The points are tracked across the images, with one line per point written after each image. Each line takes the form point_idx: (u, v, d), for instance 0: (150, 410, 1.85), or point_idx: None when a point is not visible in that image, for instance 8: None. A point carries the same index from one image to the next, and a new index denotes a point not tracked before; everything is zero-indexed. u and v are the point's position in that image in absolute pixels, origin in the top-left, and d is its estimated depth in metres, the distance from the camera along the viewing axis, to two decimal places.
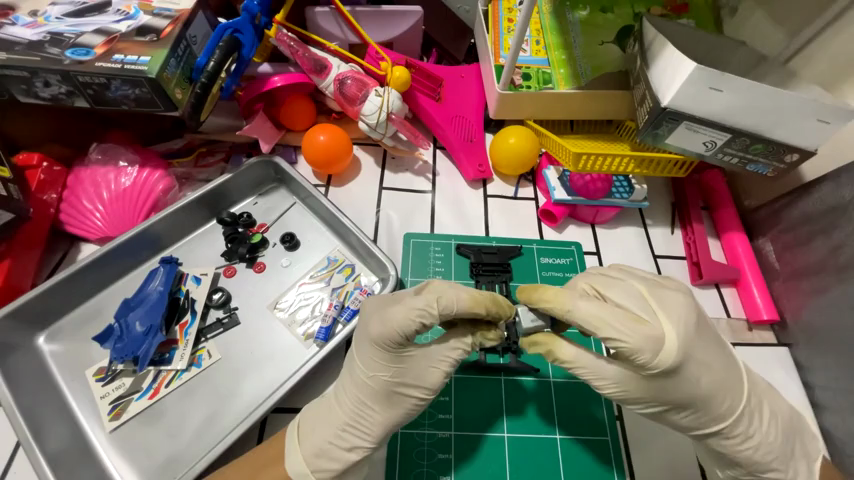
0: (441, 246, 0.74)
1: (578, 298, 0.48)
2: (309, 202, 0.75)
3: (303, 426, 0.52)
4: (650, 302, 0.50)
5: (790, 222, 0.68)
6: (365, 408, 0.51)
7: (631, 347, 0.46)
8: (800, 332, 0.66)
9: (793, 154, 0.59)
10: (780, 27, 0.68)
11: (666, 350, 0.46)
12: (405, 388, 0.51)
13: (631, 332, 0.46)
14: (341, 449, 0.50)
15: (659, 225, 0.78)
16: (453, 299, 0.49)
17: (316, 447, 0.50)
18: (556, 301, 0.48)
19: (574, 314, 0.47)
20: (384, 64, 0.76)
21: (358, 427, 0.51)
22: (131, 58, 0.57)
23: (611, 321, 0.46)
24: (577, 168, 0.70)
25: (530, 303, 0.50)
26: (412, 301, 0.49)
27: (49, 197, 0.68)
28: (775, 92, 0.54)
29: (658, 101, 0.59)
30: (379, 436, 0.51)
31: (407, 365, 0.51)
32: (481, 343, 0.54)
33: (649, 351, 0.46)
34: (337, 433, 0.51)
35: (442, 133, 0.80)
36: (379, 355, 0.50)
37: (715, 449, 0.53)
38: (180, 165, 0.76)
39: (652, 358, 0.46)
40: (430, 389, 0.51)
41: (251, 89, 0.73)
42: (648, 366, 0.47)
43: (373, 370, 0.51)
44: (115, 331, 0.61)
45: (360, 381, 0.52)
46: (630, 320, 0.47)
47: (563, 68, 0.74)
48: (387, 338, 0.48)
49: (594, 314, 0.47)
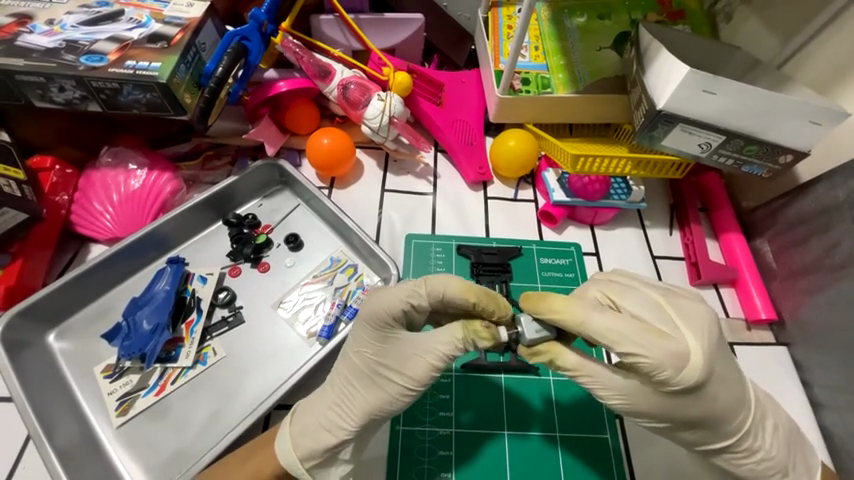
0: (442, 246, 0.76)
1: (593, 310, 0.46)
2: (313, 203, 0.77)
3: (295, 422, 0.52)
4: (667, 312, 0.49)
5: (786, 222, 0.69)
6: (349, 386, 0.51)
7: (652, 363, 0.45)
8: (798, 331, 0.67)
9: (787, 155, 0.61)
10: (773, 32, 0.70)
11: (689, 366, 0.45)
12: (386, 370, 0.50)
13: (653, 347, 0.45)
14: (324, 429, 0.50)
15: (657, 226, 0.79)
16: (443, 283, 0.50)
17: (304, 430, 0.51)
18: (568, 314, 0.46)
19: (591, 327, 0.46)
20: (387, 69, 0.78)
21: (341, 407, 0.51)
22: (143, 64, 0.59)
23: (630, 336, 0.45)
24: (575, 169, 0.73)
25: (535, 313, 0.47)
26: (403, 282, 0.52)
27: (61, 198, 0.70)
28: (768, 95, 0.56)
29: (653, 103, 0.61)
30: (357, 418, 0.50)
31: (392, 347, 0.51)
32: (473, 341, 0.50)
33: (671, 367, 0.45)
34: (323, 413, 0.51)
35: (443, 137, 0.82)
36: (365, 332, 0.51)
37: (719, 464, 0.53)
38: (187, 168, 0.77)
39: (674, 375, 0.45)
40: (412, 377, 0.50)
41: (257, 94, 0.76)
42: (669, 382, 0.46)
43: (359, 347, 0.52)
44: (123, 329, 0.63)
45: (348, 358, 0.53)
46: (650, 334, 0.46)
47: (561, 72, 0.76)
48: (372, 312, 0.50)
49: (614, 326, 0.45)
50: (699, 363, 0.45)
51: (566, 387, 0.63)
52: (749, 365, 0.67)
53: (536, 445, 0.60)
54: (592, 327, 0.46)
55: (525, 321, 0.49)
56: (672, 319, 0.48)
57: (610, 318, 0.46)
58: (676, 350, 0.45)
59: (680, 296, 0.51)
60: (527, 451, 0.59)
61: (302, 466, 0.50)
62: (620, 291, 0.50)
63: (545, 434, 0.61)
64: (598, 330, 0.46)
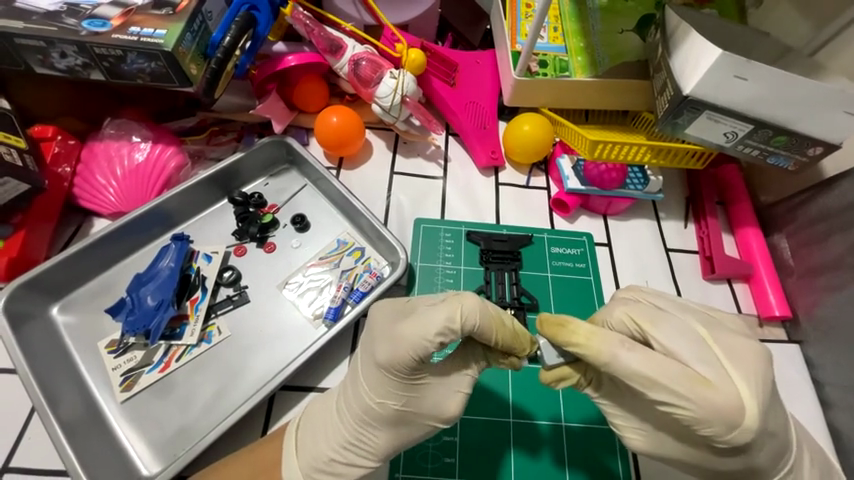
0: (451, 232, 0.74)
1: (623, 349, 0.44)
2: (320, 184, 0.75)
3: (301, 444, 0.52)
4: (712, 350, 0.46)
5: (808, 218, 0.67)
6: (369, 431, 0.50)
7: (694, 416, 0.43)
8: (812, 328, 0.65)
9: (817, 147, 0.58)
10: (806, 18, 0.66)
11: (742, 424, 0.43)
12: (416, 415, 0.50)
13: (695, 399, 0.43)
14: (341, 466, 0.50)
15: (672, 218, 0.77)
16: (473, 316, 0.47)
17: (313, 464, 0.50)
18: (593, 351, 0.45)
19: (621, 367, 0.44)
20: (400, 46, 0.75)
21: (359, 449, 0.51)
22: (147, 30, 0.57)
23: (667, 382, 0.43)
24: (593, 156, 0.70)
25: (555, 342, 0.47)
26: (431, 322, 0.46)
27: (63, 170, 0.68)
28: (803, 83, 0.53)
29: (679, 89, 0.58)
30: (382, 456, 0.51)
31: (422, 390, 0.50)
32: (492, 364, 0.53)
33: (719, 425, 0.43)
34: (339, 454, 0.50)
35: (455, 120, 0.79)
36: (392, 381, 0.48)
37: None
38: (192, 143, 0.75)
39: (723, 432, 0.43)
40: (445, 418, 0.50)
41: (265, 67, 0.73)
42: (719, 438, 0.44)
43: (383, 397, 0.49)
44: (127, 304, 0.62)
45: (367, 406, 0.49)
46: (691, 383, 0.43)
47: (581, 55, 0.73)
48: (400, 358, 0.46)
49: (652, 370, 0.43)
50: (753, 417, 0.43)
51: (578, 409, 0.61)
52: None
53: (546, 471, 0.58)
54: (619, 367, 0.44)
55: (544, 345, 0.51)
56: (718, 357, 0.45)
57: (643, 360, 0.44)
58: (725, 403, 0.42)
59: (728, 330, 0.48)
60: (534, 469, 0.58)
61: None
62: (655, 322, 0.47)
63: (550, 425, 0.60)
64: (629, 372, 0.44)
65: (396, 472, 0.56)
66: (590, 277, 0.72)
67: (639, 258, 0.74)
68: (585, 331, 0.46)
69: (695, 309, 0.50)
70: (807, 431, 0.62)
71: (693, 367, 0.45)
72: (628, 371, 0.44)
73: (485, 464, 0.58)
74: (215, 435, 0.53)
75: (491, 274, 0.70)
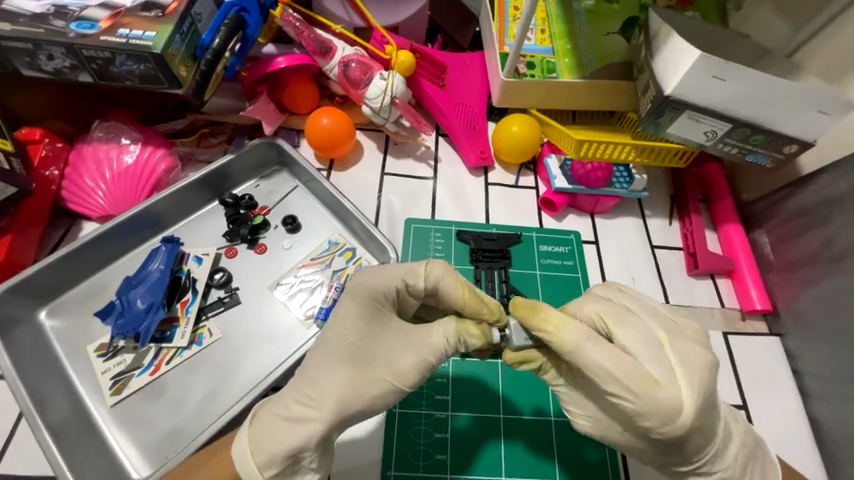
0: (442, 231, 0.75)
1: (589, 342, 0.45)
2: (311, 185, 0.76)
3: (254, 427, 0.47)
4: (666, 355, 0.47)
5: (786, 214, 0.69)
6: (323, 376, 0.47)
7: (637, 409, 0.44)
8: (792, 321, 0.68)
9: (793, 145, 0.60)
10: (785, 20, 0.68)
11: (678, 421, 0.44)
12: (370, 359, 0.49)
13: (641, 394, 0.44)
14: (282, 423, 0.46)
15: (658, 216, 0.79)
16: (438, 269, 0.52)
17: (264, 431, 0.46)
18: (560, 340, 0.46)
19: (585, 359, 0.45)
20: (389, 48, 0.76)
21: (308, 402, 0.46)
22: (136, 32, 0.57)
23: (621, 377, 0.44)
24: (579, 154, 0.72)
25: (526, 326, 0.48)
26: (399, 265, 0.53)
27: (51, 173, 0.68)
28: (778, 83, 0.55)
29: (661, 89, 0.60)
30: (329, 411, 0.45)
31: (382, 332, 0.51)
32: (463, 340, 0.51)
33: (657, 418, 0.44)
34: (286, 409, 0.46)
35: (445, 121, 0.81)
36: (355, 310, 0.51)
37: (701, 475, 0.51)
38: (182, 145, 0.75)
39: (660, 425, 0.44)
40: (399, 374, 0.48)
41: (255, 70, 0.73)
42: (654, 428, 0.45)
43: (343, 329, 0.50)
44: (116, 307, 0.62)
45: (327, 341, 0.50)
46: (643, 382, 0.44)
47: (568, 57, 0.74)
48: (362, 288, 0.51)
49: (608, 366, 0.44)
50: (689, 417, 0.44)
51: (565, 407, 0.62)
52: (742, 354, 0.68)
53: (536, 467, 0.59)
54: (583, 359, 0.45)
55: (514, 327, 0.51)
56: (671, 363, 0.46)
57: (605, 356, 0.45)
58: (669, 402, 0.44)
59: (684, 338, 0.49)
60: (525, 465, 0.59)
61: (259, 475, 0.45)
62: (621, 322, 0.48)
63: (540, 421, 0.61)
64: (589, 364, 0.45)
65: (387, 469, 0.57)
66: (578, 274, 0.73)
67: (625, 255, 0.75)
68: (556, 319, 0.47)
69: (660, 314, 0.51)
70: (788, 421, 0.64)
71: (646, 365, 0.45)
72: (592, 365, 0.45)
73: (475, 460, 0.58)
74: (207, 435, 0.54)
75: (481, 273, 0.71)
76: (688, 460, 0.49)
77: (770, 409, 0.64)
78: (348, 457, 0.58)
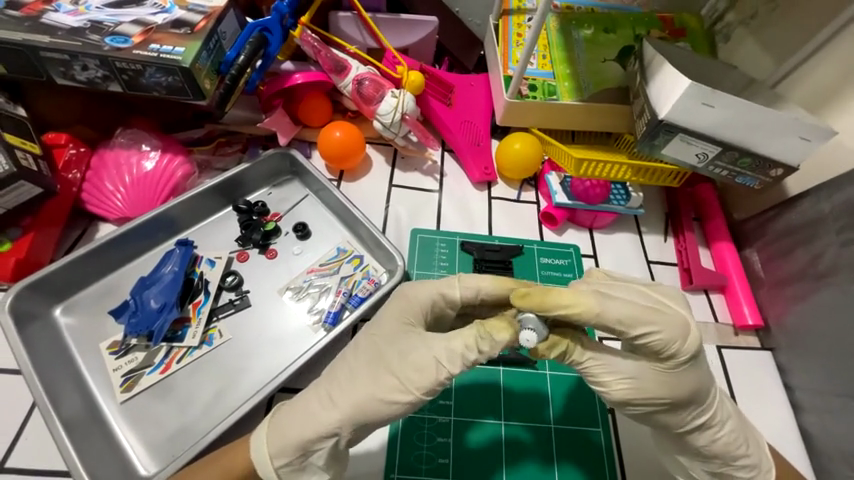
0: (446, 242, 0.78)
1: (601, 299, 0.47)
2: (322, 194, 0.79)
3: (273, 426, 0.48)
4: (650, 293, 0.52)
5: (774, 233, 0.73)
6: (347, 378, 0.49)
7: (662, 336, 0.48)
8: (782, 336, 0.70)
9: (778, 169, 0.64)
10: (768, 53, 0.74)
11: (690, 336, 0.49)
12: (389, 361, 0.48)
13: (658, 319, 0.48)
14: (299, 421, 0.47)
15: (653, 232, 0.82)
16: (476, 278, 0.51)
17: (281, 427, 0.48)
18: (582, 306, 0.46)
19: (608, 316, 0.47)
20: (401, 68, 0.80)
21: (328, 401, 0.48)
22: (167, 47, 0.61)
23: (637, 313, 0.47)
24: (578, 172, 0.76)
25: (546, 312, 0.46)
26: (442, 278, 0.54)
27: (73, 176, 0.70)
28: (762, 110, 0.59)
29: (655, 113, 0.64)
30: (344, 412, 0.46)
31: (407, 338, 0.49)
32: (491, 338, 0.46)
33: (677, 338, 0.48)
34: (307, 412, 0.47)
35: (451, 138, 0.85)
36: (393, 318, 0.51)
37: (718, 440, 0.53)
38: (199, 153, 0.79)
39: (681, 346, 0.49)
40: (413, 380, 0.47)
41: (274, 84, 0.77)
42: (675, 353, 0.49)
43: (375, 331, 0.51)
44: (130, 306, 0.64)
45: (357, 344, 0.51)
46: (653, 311, 0.48)
47: (567, 81, 0.79)
48: (402, 296, 0.53)
49: (626, 314, 0.47)
50: (695, 332, 0.50)
51: (564, 415, 0.64)
52: (735, 367, 0.70)
53: (537, 474, 0.60)
54: (607, 313, 0.47)
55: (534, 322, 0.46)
56: (657, 297, 0.52)
57: (618, 304, 0.47)
58: (676, 320, 0.49)
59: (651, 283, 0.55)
60: (526, 471, 0.60)
61: (271, 465, 0.47)
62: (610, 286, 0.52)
63: (540, 428, 0.63)
64: (613, 319, 0.47)
65: (391, 472, 0.58)
66: None
67: (622, 269, 0.78)
68: (567, 293, 0.47)
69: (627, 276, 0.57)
70: (781, 434, 0.66)
71: (643, 303, 0.50)
72: (617, 317, 0.47)
73: (477, 465, 0.60)
74: (216, 433, 0.55)
75: None
76: (705, 400, 0.52)
77: (763, 422, 0.66)
78: (352, 459, 0.59)
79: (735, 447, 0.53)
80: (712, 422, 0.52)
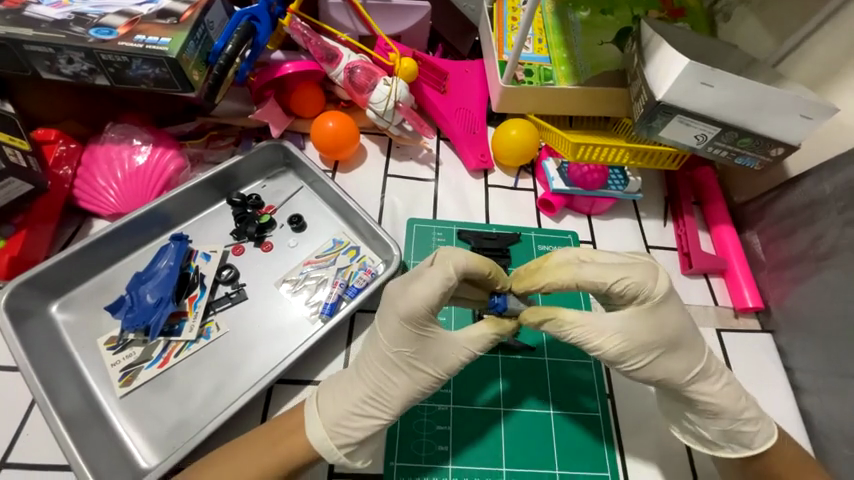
0: (443, 231, 0.77)
1: (579, 264, 0.53)
2: (317, 186, 0.78)
3: (323, 405, 0.54)
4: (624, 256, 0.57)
5: (775, 215, 0.72)
6: (386, 381, 0.53)
7: (634, 282, 0.51)
8: (783, 318, 0.70)
9: (778, 148, 0.63)
10: (768, 31, 0.72)
11: (659, 280, 0.52)
12: (423, 364, 0.52)
13: (628, 269, 0.52)
14: (352, 412, 0.52)
15: (652, 217, 0.81)
16: (454, 258, 0.51)
17: (336, 417, 0.52)
18: (562, 270, 0.52)
19: (586, 275, 0.52)
20: (393, 55, 0.79)
21: (378, 402, 0.52)
22: (152, 38, 0.59)
23: (609, 268, 0.52)
24: (576, 156, 0.74)
25: (534, 287, 0.54)
26: (431, 276, 0.50)
27: (64, 172, 0.70)
28: (762, 89, 0.58)
29: (653, 94, 0.63)
30: (398, 409, 0.53)
31: (431, 343, 0.52)
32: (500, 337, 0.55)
33: (646, 283, 0.51)
34: (356, 406, 0.52)
35: (446, 125, 0.83)
36: (402, 327, 0.51)
37: (711, 393, 0.54)
38: (191, 146, 0.78)
39: (652, 289, 0.51)
40: (446, 372, 0.53)
41: (264, 74, 0.76)
42: (651, 297, 0.51)
43: (397, 346, 0.52)
44: (126, 302, 0.64)
45: (384, 356, 0.53)
46: (625, 265, 0.53)
47: (564, 65, 0.77)
48: (410, 309, 0.50)
49: (602, 271, 0.52)
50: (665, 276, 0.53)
51: (564, 402, 0.64)
52: (734, 350, 0.70)
53: (536, 459, 0.60)
54: (583, 272, 0.52)
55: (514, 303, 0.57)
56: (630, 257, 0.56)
57: (595, 266, 0.52)
58: (646, 270, 0.52)
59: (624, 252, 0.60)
60: (525, 457, 0.60)
61: (334, 445, 0.52)
62: (592, 253, 0.57)
63: (540, 414, 0.63)
64: (591, 276, 0.52)
65: (390, 461, 0.58)
66: None
67: None
68: (550, 267, 0.54)
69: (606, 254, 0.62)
70: (780, 416, 0.66)
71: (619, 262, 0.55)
72: (593, 273, 0.52)
73: (477, 453, 0.59)
74: (216, 425, 0.55)
75: None
76: (695, 342, 0.53)
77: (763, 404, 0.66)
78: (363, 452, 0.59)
79: (735, 401, 0.54)
80: (705, 367, 0.54)
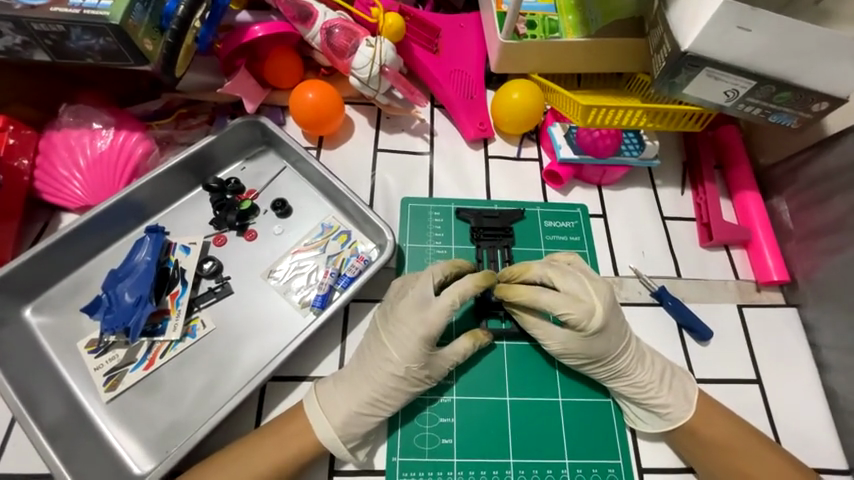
0: (440, 211, 0.71)
1: (542, 293, 0.57)
2: (301, 166, 0.71)
3: (328, 407, 0.54)
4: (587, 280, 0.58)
5: (809, 179, 0.65)
6: (389, 390, 0.54)
7: (574, 318, 0.56)
8: (810, 291, 0.64)
9: (822, 102, 0.55)
10: None
11: (594, 318, 0.56)
12: (425, 377, 0.56)
13: (572, 306, 0.56)
14: (355, 413, 0.54)
15: (669, 185, 0.74)
16: (460, 286, 0.57)
17: (345, 419, 0.54)
18: (521, 294, 0.57)
19: (539, 303, 0.57)
20: (376, 10, 0.69)
21: (380, 403, 0.55)
22: (90, 2, 0.51)
23: (558, 303, 0.56)
24: (586, 121, 0.66)
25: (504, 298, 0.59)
26: (440, 303, 0.56)
27: (21, 163, 0.63)
28: (809, 32, 0.49)
29: (676, 45, 0.54)
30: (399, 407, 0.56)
31: (435, 357, 0.56)
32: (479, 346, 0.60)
33: (582, 318, 0.56)
34: (362, 405, 0.54)
35: (440, 91, 0.75)
36: (413, 345, 0.55)
37: (631, 388, 0.58)
38: (160, 127, 0.70)
39: (587, 325, 0.56)
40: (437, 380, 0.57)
41: (231, 40, 0.66)
42: (584, 330, 0.56)
43: (407, 362, 0.55)
44: (103, 302, 0.59)
45: (390, 371, 0.55)
46: (575, 301, 0.56)
47: (572, 14, 0.67)
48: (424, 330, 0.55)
49: (552, 301, 0.56)
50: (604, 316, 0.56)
51: (573, 388, 0.61)
52: (755, 327, 0.65)
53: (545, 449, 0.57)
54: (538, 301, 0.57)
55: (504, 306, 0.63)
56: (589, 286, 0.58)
57: (550, 296, 0.56)
58: (587, 308, 0.56)
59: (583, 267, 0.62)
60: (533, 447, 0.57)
61: (343, 445, 0.53)
62: (562, 275, 0.58)
63: (548, 402, 0.60)
64: (543, 305, 0.57)
65: (393, 456, 0.56)
66: (584, 250, 0.69)
67: (633, 229, 0.71)
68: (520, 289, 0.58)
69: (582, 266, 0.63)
70: (803, 395, 0.62)
71: (574, 291, 0.57)
72: (546, 303, 0.56)
73: (483, 445, 0.57)
74: (206, 430, 0.52)
75: (482, 252, 0.68)
76: (615, 351, 0.57)
77: (785, 383, 0.62)
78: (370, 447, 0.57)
79: (652, 388, 0.57)
80: (621, 368, 0.57)
